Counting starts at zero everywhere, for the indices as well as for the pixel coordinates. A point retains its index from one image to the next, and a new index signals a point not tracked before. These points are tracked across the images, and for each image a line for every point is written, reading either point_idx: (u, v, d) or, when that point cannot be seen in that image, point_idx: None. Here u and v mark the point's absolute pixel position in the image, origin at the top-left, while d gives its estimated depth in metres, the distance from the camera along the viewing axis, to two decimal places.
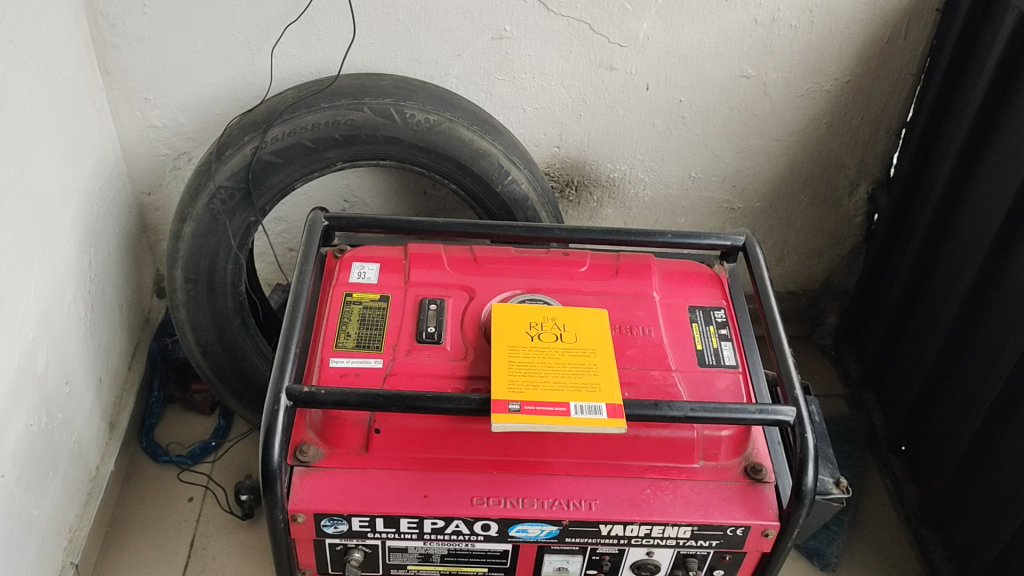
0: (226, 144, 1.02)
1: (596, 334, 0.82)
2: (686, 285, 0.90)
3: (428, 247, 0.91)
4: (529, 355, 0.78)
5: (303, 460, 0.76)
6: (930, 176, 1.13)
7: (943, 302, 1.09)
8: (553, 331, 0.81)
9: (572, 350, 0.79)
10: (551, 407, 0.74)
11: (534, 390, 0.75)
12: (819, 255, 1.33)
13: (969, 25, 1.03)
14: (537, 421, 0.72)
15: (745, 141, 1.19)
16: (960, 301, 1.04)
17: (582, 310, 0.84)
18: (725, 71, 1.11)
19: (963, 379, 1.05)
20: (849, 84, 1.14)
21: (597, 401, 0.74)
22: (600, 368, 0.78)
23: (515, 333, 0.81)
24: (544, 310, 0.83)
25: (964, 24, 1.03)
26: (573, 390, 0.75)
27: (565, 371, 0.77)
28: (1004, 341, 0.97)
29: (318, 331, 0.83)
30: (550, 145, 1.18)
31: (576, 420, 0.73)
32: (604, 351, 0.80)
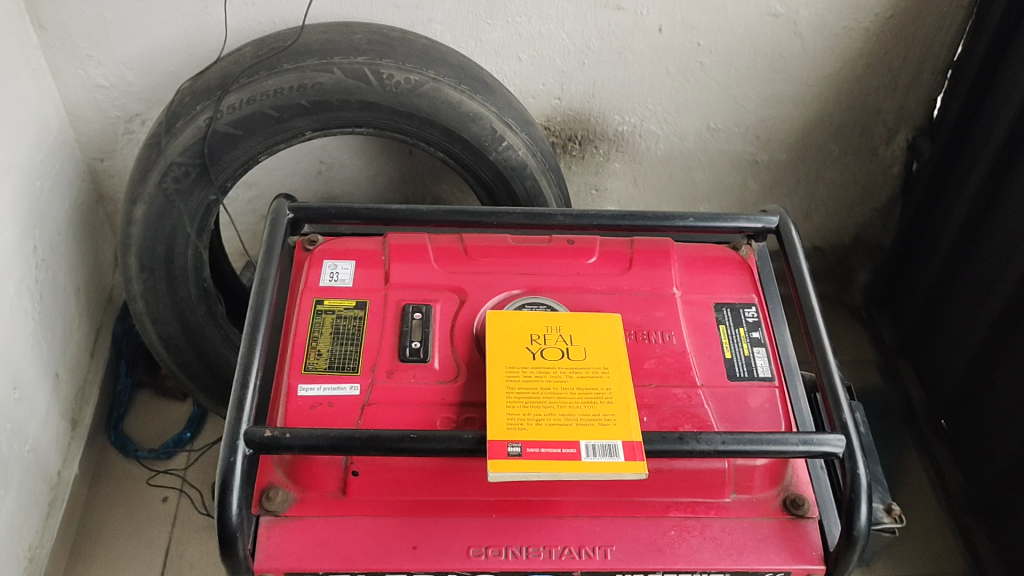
0: (177, 114, 0.88)
1: (610, 347, 0.70)
2: (711, 276, 0.78)
3: (411, 239, 0.78)
4: (531, 377, 0.67)
5: (269, 509, 0.65)
6: (981, 130, 0.99)
7: (994, 274, 0.97)
8: (559, 346, 0.69)
9: (583, 369, 0.68)
10: (558, 448, 0.62)
11: (538, 427, 0.63)
12: (851, 207, 1.20)
13: None
14: (542, 468, 0.61)
15: (771, 87, 1.04)
16: (1022, 276, 0.92)
17: (592, 316, 0.72)
18: (750, 10, 0.96)
19: (1017, 364, 0.94)
20: (891, 20, 0.99)
21: (612, 439, 0.63)
22: (615, 393, 0.66)
23: (515, 350, 0.69)
24: (548, 316, 0.72)
25: None
26: (584, 425, 0.64)
27: (574, 398, 0.65)
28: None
29: (285, 348, 0.71)
30: (550, 97, 1.04)
31: (588, 464, 0.62)
32: (620, 369, 0.68)
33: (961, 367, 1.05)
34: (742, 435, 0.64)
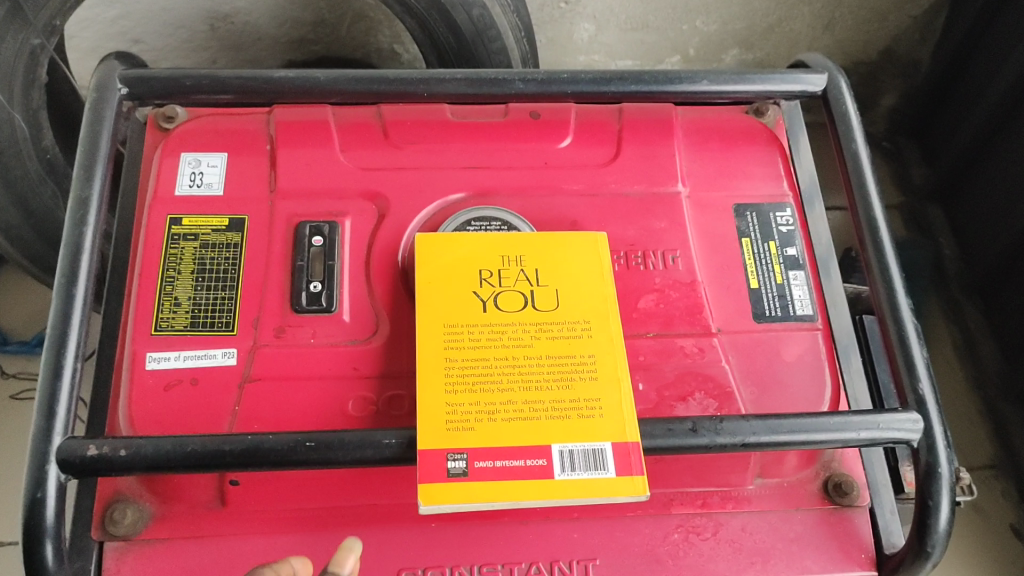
0: None
1: (592, 288, 0.49)
2: (729, 158, 0.56)
3: (307, 113, 0.55)
4: (481, 343, 0.46)
5: (115, 535, 0.47)
6: None
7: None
8: (520, 290, 0.48)
9: (555, 328, 0.47)
10: (521, 461, 0.43)
11: (491, 426, 0.44)
12: (884, 17, 0.94)
13: None
14: (497, 494, 0.42)
15: None
16: None
17: (566, 238, 0.51)
18: None
19: None
20: None
21: (598, 443, 0.44)
22: (600, 364, 0.46)
23: (456, 299, 0.48)
24: (504, 242, 0.50)
25: None
26: (558, 419, 0.44)
27: (543, 375, 0.45)
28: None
29: (129, 295, 0.50)
30: None
31: (565, 485, 0.43)
32: (608, 325, 0.48)
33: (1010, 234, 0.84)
34: (779, 423, 0.45)
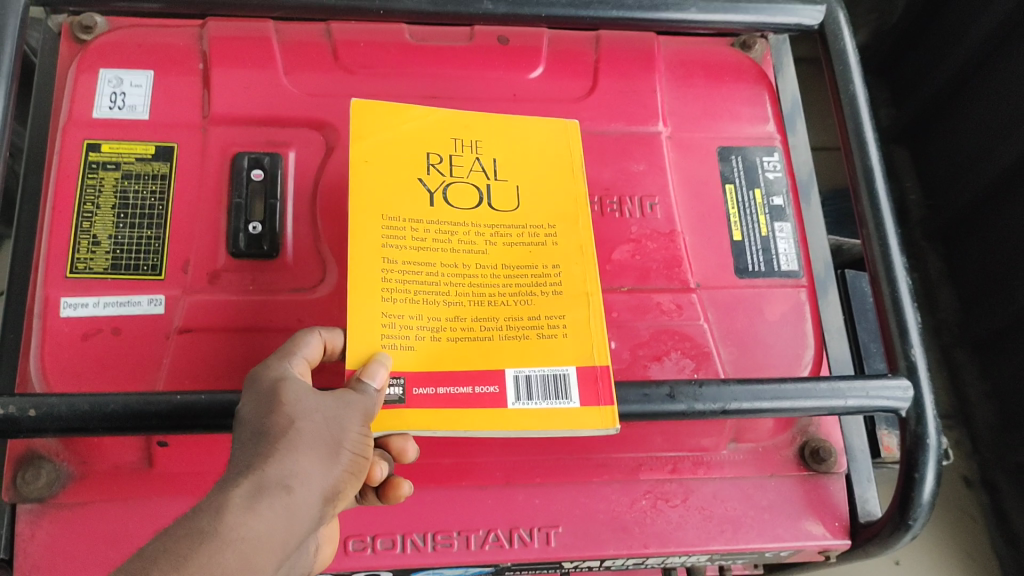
0: None
1: (557, 188, 0.43)
2: (714, 97, 0.51)
3: (246, 28, 0.49)
4: (425, 243, 0.40)
5: (29, 495, 0.41)
6: None
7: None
8: (473, 184, 0.42)
9: (512, 232, 0.42)
10: (467, 388, 0.37)
11: (431, 346, 0.38)
12: None
13: None
14: (440, 424, 0.36)
15: None
16: None
17: (533, 125, 0.45)
18: None
19: None
20: None
21: (562, 366, 0.38)
22: (564, 273, 0.41)
23: (398, 186, 0.41)
24: (457, 120, 0.44)
25: None
26: (516, 339, 0.39)
27: (497, 286, 0.40)
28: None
29: (41, 232, 0.44)
30: None
31: (519, 416, 0.37)
32: (576, 227, 0.42)
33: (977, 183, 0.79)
34: (763, 387, 0.40)
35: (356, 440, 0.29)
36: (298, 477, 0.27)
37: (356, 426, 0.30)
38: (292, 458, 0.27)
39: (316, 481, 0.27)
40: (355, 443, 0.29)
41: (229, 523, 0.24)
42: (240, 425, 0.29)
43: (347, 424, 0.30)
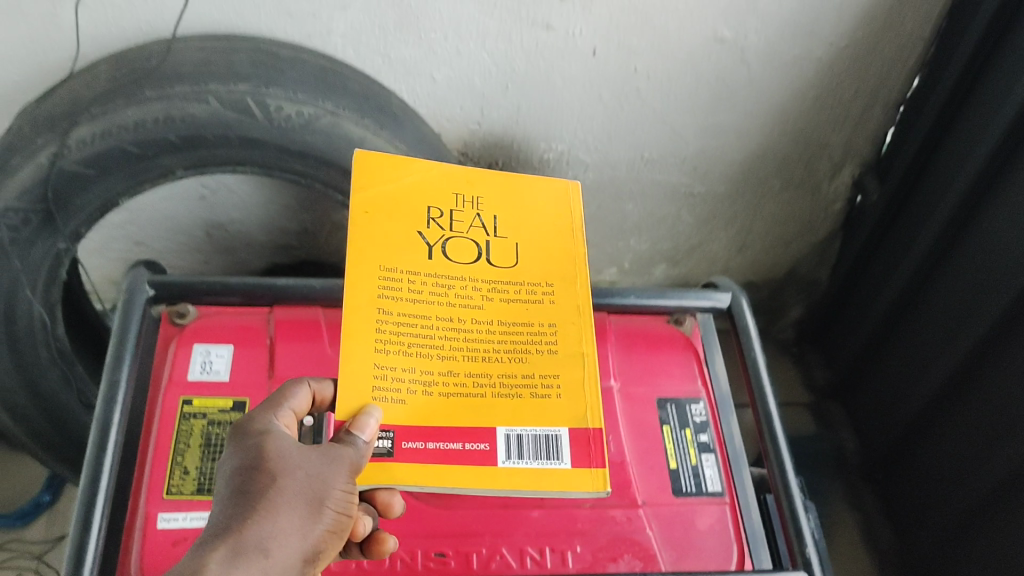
0: (13, 148, 0.72)
1: (551, 255, 0.57)
2: (653, 361, 0.67)
3: (302, 313, 0.66)
4: (424, 295, 0.53)
5: None
6: (938, 172, 0.89)
7: (951, 330, 0.87)
8: (470, 242, 0.56)
9: (508, 291, 0.55)
10: (459, 444, 0.50)
11: (422, 401, 0.50)
12: (788, 243, 1.10)
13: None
14: (436, 479, 0.49)
15: (712, 116, 0.92)
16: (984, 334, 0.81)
17: (538, 191, 0.60)
18: (695, 35, 0.82)
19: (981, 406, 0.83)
20: (847, 50, 0.87)
21: (555, 428, 0.51)
22: (559, 333, 0.54)
23: (402, 241, 0.54)
24: (461, 184, 0.58)
25: None
26: (509, 399, 0.52)
27: (493, 343, 0.53)
28: (1019, 403, 0.77)
29: (142, 466, 0.58)
30: (469, 121, 0.88)
31: (507, 472, 0.50)
32: (571, 288, 0.56)
33: (903, 420, 0.96)
34: None
35: (334, 499, 0.42)
36: (280, 529, 0.39)
37: (335, 484, 0.42)
38: (277, 514, 0.39)
39: (294, 531, 0.39)
40: (331, 502, 0.41)
41: (222, 563, 0.37)
42: (248, 470, 0.41)
43: (328, 483, 0.42)
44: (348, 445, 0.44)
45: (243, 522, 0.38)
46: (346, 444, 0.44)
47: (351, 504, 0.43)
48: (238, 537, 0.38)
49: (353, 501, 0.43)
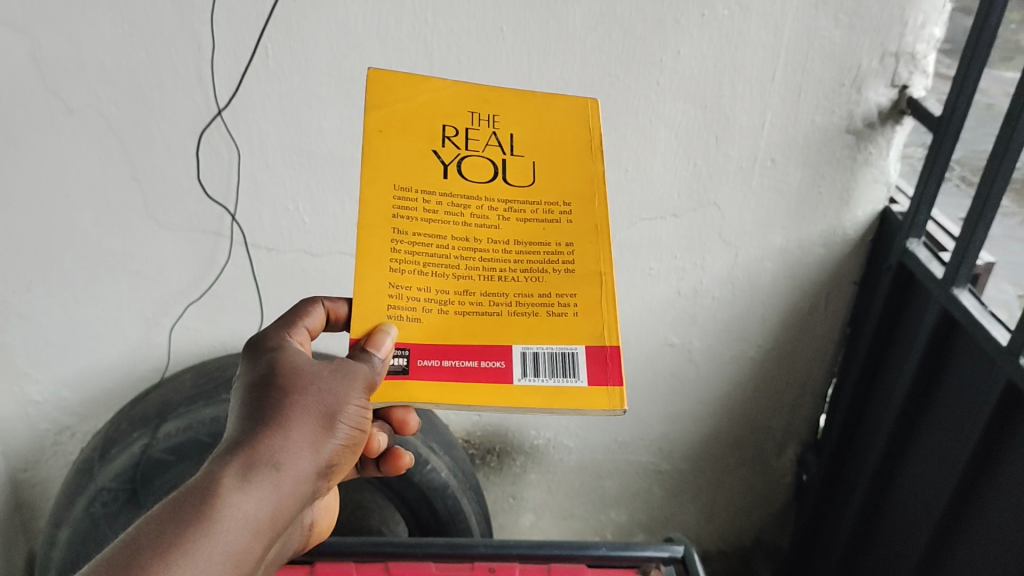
0: (112, 440, 0.92)
1: (569, 170, 0.55)
2: None
3: (339, 566, 0.82)
4: (441, 216, 0.52)
5: None
6: (860, 448, 1.08)
7: (895, 562, 0.99)
8: (488, 160, 0.54)
9: (524, 211, 0.53)
10: (474, 362, 0.50)
11: (436, 319, 0.51)
12: (749, 513, 1.26)
13: (890, 307, 0.99)
14: (449, 395, 0.49)
15: (670, 405, 1.13)
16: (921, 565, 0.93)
17: (559, 106, 0.57)
18: (650, 341, 1.07)
19: None
20: (772, 350, 1.10)
21: (574, 345, 0.51)
22: (578, 254, 0.53)
23: (416, 158, 0.53)
24: (476, 96, 0.55)
25: (886, 304, 0.98)
26: (525, 317, 0.51)
27: (509, 263, 0.52)
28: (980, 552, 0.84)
29: None
30: (470, 413, 1.12)
31: (522, 389, 0.49)
32: (590, 205, 0.54)
33: None
34: None
35: (351, 409, 0.48)
36: (292, 458, 0.44)
37: (348, 400, 0.48)
38: (289, 449, 0.44)
39: (305, 460, 0.45)
40: (347, 414, 0.48)
41: (226, 500, 0.41)
42: (274, 373, 0.48)
43: (344, 402, 0.48)
44: (364, 360, 0.49)
45: (261, 435, 0.44)
46: (363, 359, 0.49)
47: (363, 416, 0.49)
48: (253, 452, 0.43)
49: (366, 413, 0.50)
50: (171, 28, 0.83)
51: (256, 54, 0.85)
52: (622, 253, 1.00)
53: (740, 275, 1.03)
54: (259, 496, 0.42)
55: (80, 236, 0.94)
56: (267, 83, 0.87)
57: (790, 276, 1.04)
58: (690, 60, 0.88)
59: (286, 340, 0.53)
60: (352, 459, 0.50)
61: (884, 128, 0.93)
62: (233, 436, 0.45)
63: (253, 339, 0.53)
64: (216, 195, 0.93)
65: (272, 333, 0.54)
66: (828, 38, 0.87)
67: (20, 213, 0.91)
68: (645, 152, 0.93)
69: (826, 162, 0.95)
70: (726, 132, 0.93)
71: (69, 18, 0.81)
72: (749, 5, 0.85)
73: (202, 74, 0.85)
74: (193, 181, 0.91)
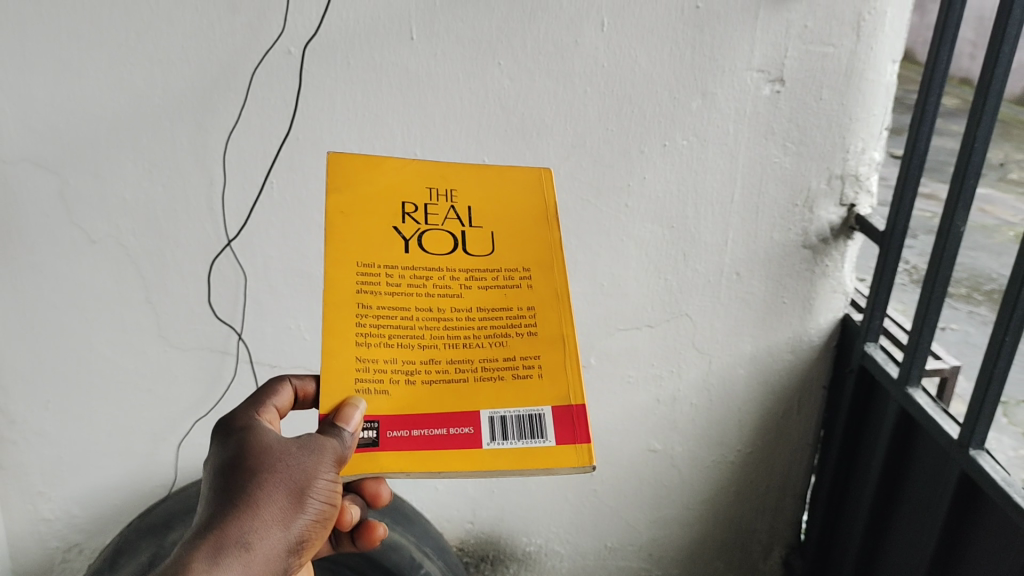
0: (120, 551, 0.95)
1: (528, 239, 0.56)
2: None
3: None
4: (403, 291, 0.53)
5: None
6: (839, 544, 1.12)
7: None
8: (448, 233, 0.55)
9: (485, 278, 0.54)
10: (443, 430, 0.51)
11: (404, 390, 0.52)
12: None
13: (856, 402, 1.05)
14: (418, 463, 0.50)
15: (657, 510, 1.18)
16: None
17: (513, 178, 0.58)
18: (633, 446, 1.13)
19: None
20: (751, 454, 1.15)
21: (539, 407, 0.52)
22: (539, 318, 0.54)
23: (378, 235, 0.54)
24: (434, 173, 0.57)
25: (852, 400, 1.05)
26: (491, 381, 0.52)
27: (473, 329, 0.53)
28: None
29: None
30: (463, 520, 1.16)
31: (491, 453, 0.50)
32: (549, 271, 0.56)
33: None
34: None
35: (323, 484, 0.50)
36: (260, 540, 0.47)
37: (316, 476, 0.50)
38: (257, 531, 0.47)
39: (273, 539, 0.48)
40: (319, 489, 0.50)
41: None
42: (246, 449, 0.50)
43: (315, 478, 0.50)
44: (332, 436, 0.49)
45: (230, 520, 0.47)
46: (331, 434, 0.49)
47: (334, 489, 0.51)
48: (220, 538, 0.46)
49: (337, 486, 0.51)
50: (187, 166, 0.92)
51: (263, 189, 0.94)
52: (603, 361, 1.06)
53: (715, 382, 1.09)
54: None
55: (95, 356, 1.01)
56: (272, 214, 0.96)
57: (763, 381, 1.10)
58: (656, 185, 0.97)
59: (259, 418, 0.55)
60: (326, 532, 0.52)
61: (837, 242, 1.02)
62: (203, 519, 0.48)
63: (227, 416, 0.55)
64: (223, 315, 1.00)
65: (246, 410, 0.56)
66: (778, 163, 0.97)
67: (41, 336, 0.99)
68: (620, 268, 1.01)
69: (787, 274, 1.03)
70: (693, 248, 1.01)
71: (97, 160, 0.91)
72: (706, 136, 0.95)
73: (214, 207, 0.95)
74: (203, 303, 0.99)
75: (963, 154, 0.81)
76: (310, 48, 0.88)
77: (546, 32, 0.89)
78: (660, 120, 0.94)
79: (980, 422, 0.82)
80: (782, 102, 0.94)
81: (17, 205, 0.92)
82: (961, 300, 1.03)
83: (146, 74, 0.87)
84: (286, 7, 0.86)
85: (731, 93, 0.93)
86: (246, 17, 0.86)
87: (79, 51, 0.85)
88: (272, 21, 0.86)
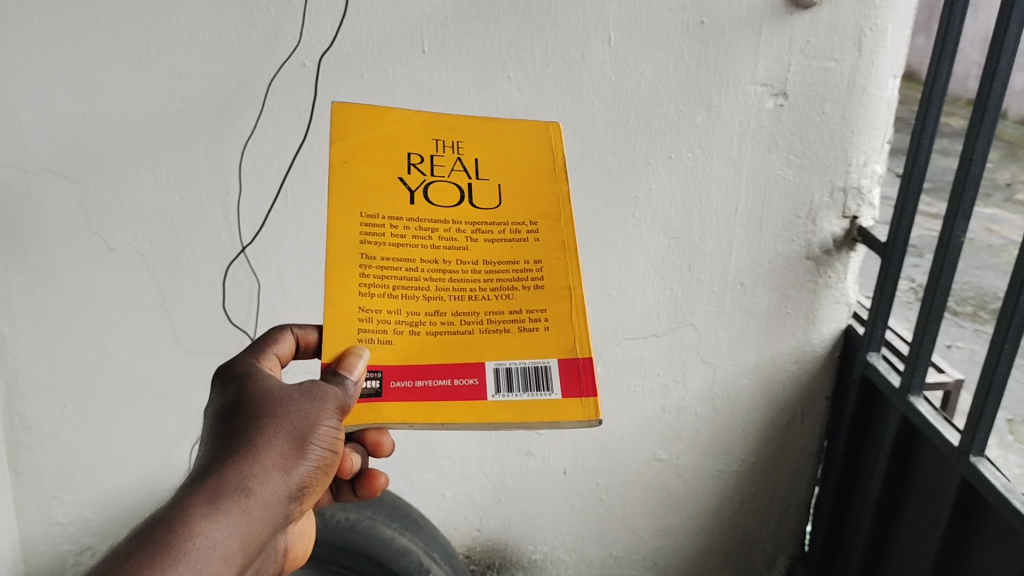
0: None
1: (535, 192, 0.57)
2: None
3: None
4: (407, 242, 0.54)
5: None
6: (844, 548, 1.13)
7: None
8: (455, 185, 0.56)
9: (493, 230, 0.55)
10: (448, 381, 0.52)
11: (407, 339, 0.53)
12: None
13: (861, 407, 1.07)
14: (423, 413, 0.51)
15: (661, 519, 1.19)
16: None
17: (521, 130, 0.59)
18: (638, 455, 1.14)
19: None
20: (756, 463, 1.16)
21: (544, 359, 0.52)
22: (546, 271, 0.55)
23: (385, 187, 0.55)
24: (439, 126, 0.58)
25: (857, 406, 1.07)
26: (497, 332, 0.53)
27: (478, 281, 0.54)
28: None
29: None
30: (470, 528, 1.18)
31: (495, 404, 0.51)
32: (556, 224, 0.56)
33: None
34: None
35: (326, 431, 0.50)
36: (261, 485, 0.47)
37: (319, 422, 0.50)
38: (258, 475, 0.47)
39: (274, 483, 0.47)
40: (322, 436, 0.50)
41: (197, 528, 0.43)
42: (246, 397, 0.51)
43: (317, 424, 0.50)
44: (336, 384, 0.50)
45: (233, 462, 0.46)
46: (333, 383, 0.50)
47: (336, 438, 0.51)
48: (222, 480, 0.45)
49: (339, 436, 0.52)
50: (204, 175, 0.95)
51: (279, 198, 0.97)
52: (609, 369, 1.08)
53: (719, 391, 1.11)
54: (230, 522, 0.44)
55: (111, 361, 1.03)
56: (286, 222, 0.98)
57: (766, 392, 1.12)
58: (662, 197, 0.99)
59: (258, 365, 0.56)
60: (326, 481, 0.52)
61: (840, 254, 1.03)
62: (204, 463, 0.47)
63: (229, 363, 0.56)
64: (237, 319, 1.02)
65: (247, 358, 0.57)
66: (781, 176, 0.99)
67: (58, 342, 1.01)
68: (626, 278, 1.03)
69: (790, 284, 1.05)
70: (698, 259, 1.03)
71: (116, 170, 0.93)
72: (711, 149, 0.97)
73: (229, 215, 0.97)
74: (217, 309, 1.01)
75: (962, 166, 0.83)
76: (326, 61, 0.90)
77: (555, 46, 0.91)
78: (666, 132, 0.96)
79: (980, 429, 0.83)
80: (786, 115, 0.96)
81: (38, 213, 0.94)
82: (967, 317, 1.02)
83: (166, 86, 0.90)
84: (303, 21, 0.88)
85: (736, 107, 0.95)
86: (263, 32, 0.88)
87: (102, 63, 0.88)
88: (289, 33, 0.89)
